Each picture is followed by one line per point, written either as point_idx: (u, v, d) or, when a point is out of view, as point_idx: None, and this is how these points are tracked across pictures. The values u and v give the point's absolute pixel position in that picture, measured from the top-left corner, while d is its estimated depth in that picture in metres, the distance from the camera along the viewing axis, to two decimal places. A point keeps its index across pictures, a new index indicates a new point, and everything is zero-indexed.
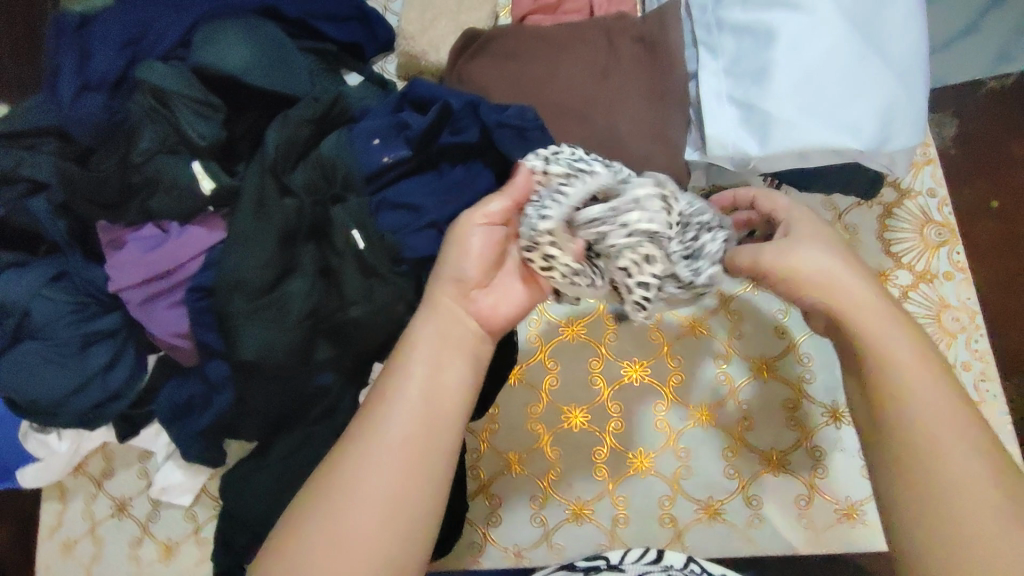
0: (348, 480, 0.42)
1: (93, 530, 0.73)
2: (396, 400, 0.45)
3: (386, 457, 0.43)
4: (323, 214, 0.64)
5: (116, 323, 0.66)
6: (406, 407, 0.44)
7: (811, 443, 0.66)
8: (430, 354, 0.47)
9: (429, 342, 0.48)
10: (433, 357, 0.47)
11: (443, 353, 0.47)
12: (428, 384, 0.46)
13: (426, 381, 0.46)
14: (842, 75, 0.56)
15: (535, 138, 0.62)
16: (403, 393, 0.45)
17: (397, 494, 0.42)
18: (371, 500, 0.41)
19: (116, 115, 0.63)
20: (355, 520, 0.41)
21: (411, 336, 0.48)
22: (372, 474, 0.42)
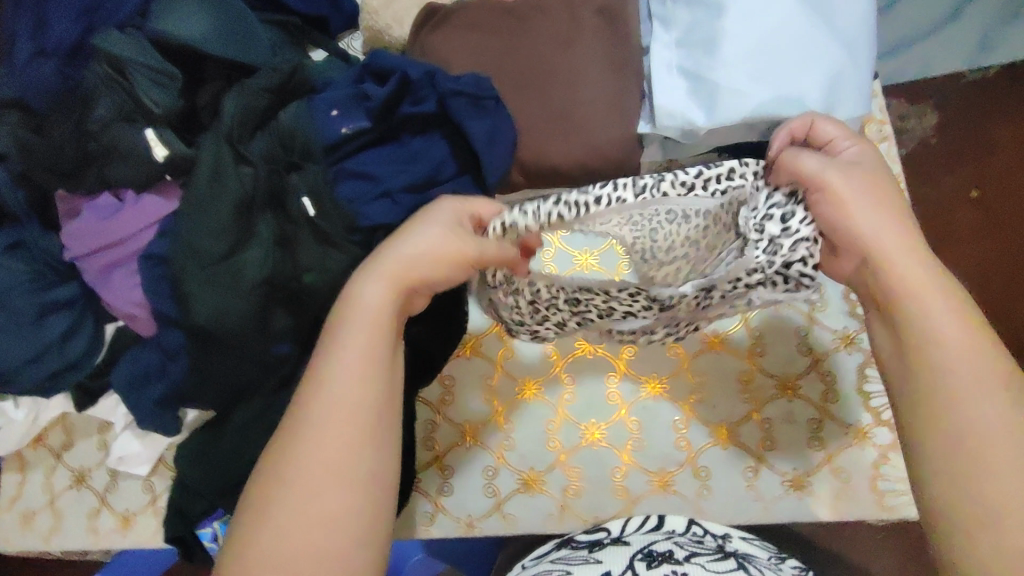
0: (303, 459, 0.39)
1: (52, 501, 0.74)
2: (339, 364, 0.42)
3: (334, 432, 0.40)
4: (279, 183, 0.63)
5: (74, 292, 0.66)
6: (347, 374, 0.42)
7: (761, 415, 0.67)
8: (371, 313, 0.44)
9: (375, 303, 0.44)
10: (379, 322, 0.44)
11: (381, 316, 0.44)
12: (369, 349, 0.43)
13: (371, 337, 0.43)
14: (790, 46, 0.58)
15: (491, 107, 0.63)
16: (342, 362, 0.42)
17: (357, 469, 0.40)
18: (329, 480, 0.39)
19: (71, 81, 0.62)
20: (314, 504, 0.38)
21: (348, 302, 0.44)
22: (319, 451, 0.39)
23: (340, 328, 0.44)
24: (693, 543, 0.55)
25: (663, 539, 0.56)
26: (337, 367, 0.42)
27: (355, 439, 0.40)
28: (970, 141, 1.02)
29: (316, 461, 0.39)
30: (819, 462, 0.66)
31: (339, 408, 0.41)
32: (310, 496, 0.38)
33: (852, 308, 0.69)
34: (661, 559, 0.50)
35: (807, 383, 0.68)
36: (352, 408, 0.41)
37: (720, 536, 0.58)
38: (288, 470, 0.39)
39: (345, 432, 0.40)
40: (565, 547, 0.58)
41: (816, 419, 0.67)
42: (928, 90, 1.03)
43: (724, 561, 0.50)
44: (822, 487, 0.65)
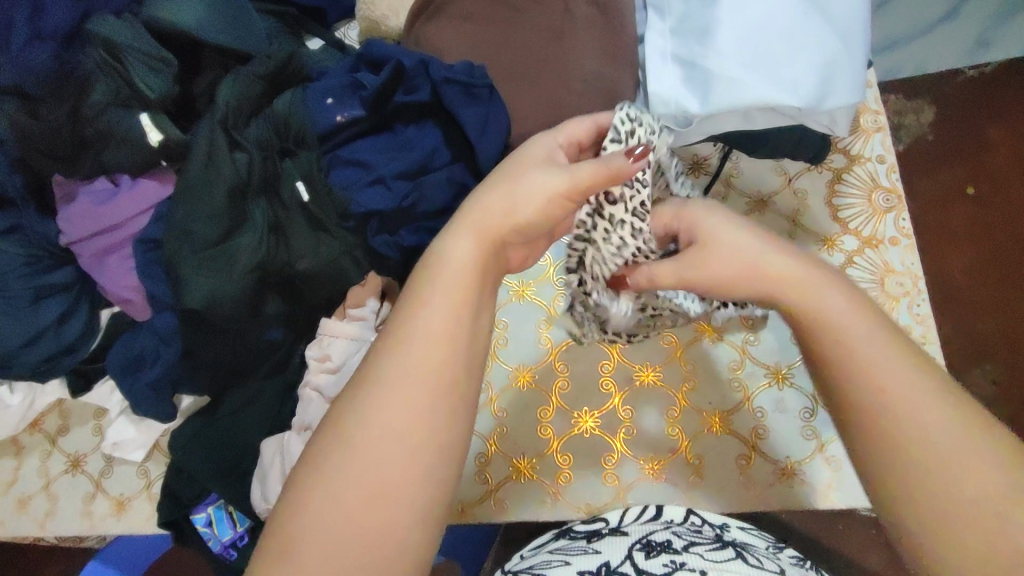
0: (374, 413, 0.35)
1: (47, 485, 0.74)
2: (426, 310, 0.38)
3: (415, 382, 0.36)
4: (273, 169, 0.64)
5: (70, 277, 0.67)
6: (426, 329, 0.37)
7: (753, 403, 0.67)
8: (463, 272, 0.40)
9: (465, 259, 0.40)
10: (462, 282, 0.39)
11: (467, 274, 0.40)
12: (453, 306, 0.38)
13: (462, 295, 0.39)
14: (782, 34, 0.58)
15: (484, 96, 0.63)
16: (423, 319, 0.37)
17: (434, 424, 0.35)
18: (399, 440, 0.34)
19: (67, 65, 0.61)
20: (390, 452, 0.34)
21: (432, 262, 0.40)
22: (393, 409, 0.35)
23: (422, 284, 0.39)
24: (692, 534, 0.54)
25: (661, 530, 0.54)
26: (415, 325, 0.37)
27: (435, 394, 0.36)
28: (965, 139, 1.02)
29: (392, 408, 0.35)
30: (810, 451, 0.66)
31: (423, 357, 0.36)
32: (389, 442, 0.34)
33: None
34: (660, 548, 0.50)
35: (798, 372, 0.68)
36: (437, 361, 0.36)
37: (719, 526, 0.57)
38: (359, 417, 0.35)
39: (424, 387, 0.36)
40: (564, 538, 0.58)
41: (809, 408, 0.67)
42: (926, 87, 1.03)
43: (723, 551, 0.49)
44: (813, 475, 0.65)
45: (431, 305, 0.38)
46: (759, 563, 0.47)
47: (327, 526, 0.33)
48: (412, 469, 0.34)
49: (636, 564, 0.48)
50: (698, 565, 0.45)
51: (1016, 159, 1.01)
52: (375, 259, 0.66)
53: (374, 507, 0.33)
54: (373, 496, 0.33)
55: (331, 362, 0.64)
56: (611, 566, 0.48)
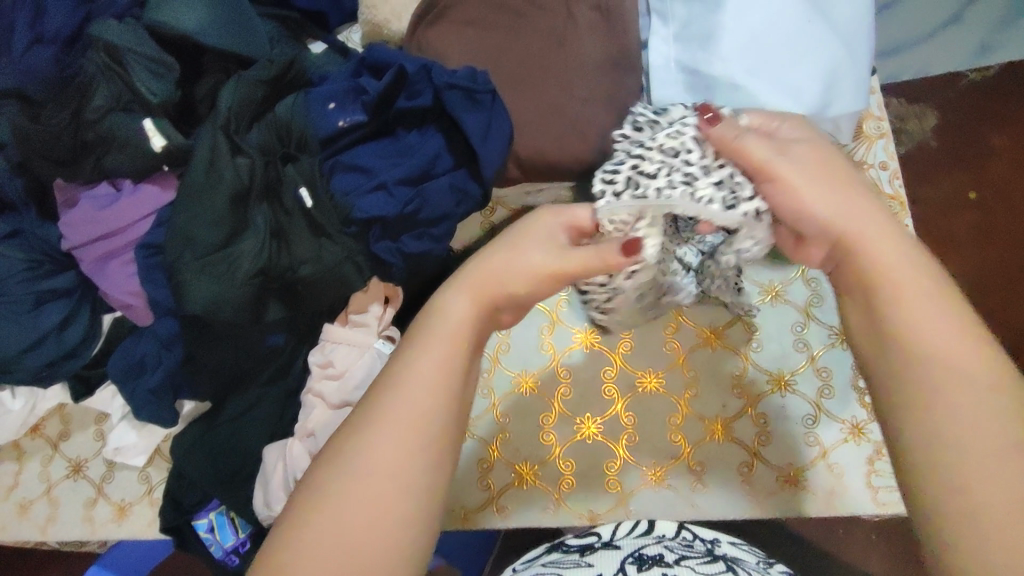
0: (359, 467, 0.34)
1: (49, 490, 0.74)
2: (419, 362, 0.37)
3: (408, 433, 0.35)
4: (275, 175, 0.64)
5: (71, 282, 0.67)
6: (423, 379, 0.36)
7: (756, 410, 0.67)
8: (456, 327, 0.39)
9: (461, 319, 0.39)
10: (459, 337, 0.39)
11: (462, 327, 0.39)
12: (450, 354, 0.38)
13: (452, 349, 0.38)
14: (784, 40, 0.58)
15: (487, 102, 0.63)
16: (420, 367, 0.37)
17: (421, 477, 0.35)
18: (384, 493, 0.34)
19: (66, 69, 0.62)
20: (381, 507, 0.33)
21: (431, 313, 0.40)
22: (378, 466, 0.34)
23: (420, 332, 0.39)
24: (684, 547, 0.53)
25: (653, 543, 0.55)
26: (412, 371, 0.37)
27: (425, 449, 0.35)
28: (966, 144, 1.01)
29: (386, 461, 0.34)
30: (812, 458, 0.66)
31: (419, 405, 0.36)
32: (377, 495, 0.33)
33: None
34: (652, 562, 0.50)
35: (800, 379, 0.67)
36: (432, 409, 0.36)
37: (710, 540, 0.56)
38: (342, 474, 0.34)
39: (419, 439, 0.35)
40: (556, 550, 0.57)
41: (811, 415, 0.66)
42: (928, 92, 1.03)
43: (715, 564, 0.49)
44: (816, 482, 0.65)
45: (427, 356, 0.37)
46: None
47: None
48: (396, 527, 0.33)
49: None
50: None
51: (1019, 164, 1.00)
52: (376, 265, 0.66)
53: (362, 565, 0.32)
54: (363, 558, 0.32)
55: (332, 368, 0.64)
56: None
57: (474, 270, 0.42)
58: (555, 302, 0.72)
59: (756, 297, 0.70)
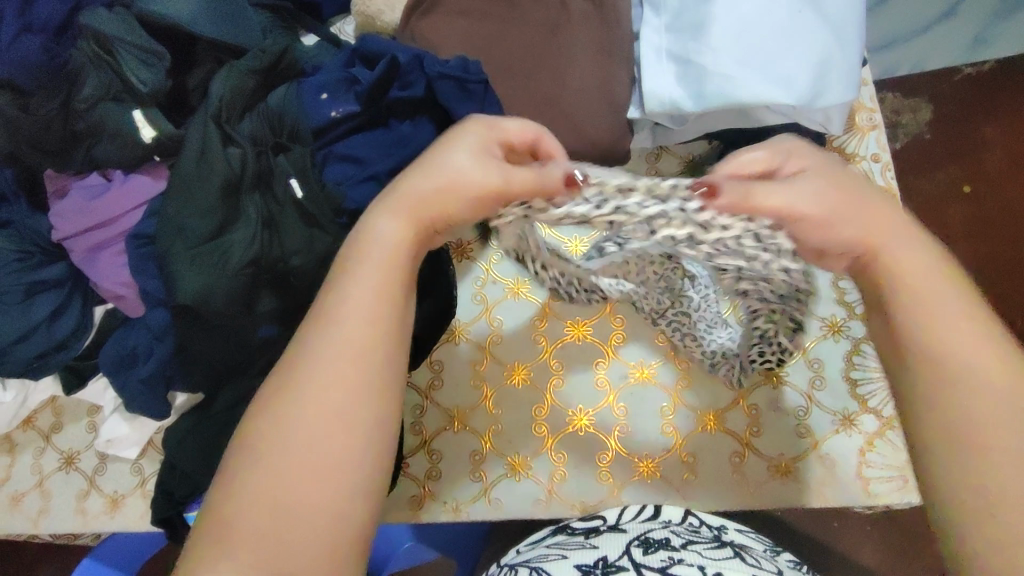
0: (310, 396, 0.37)
1: (41, 482, 0.74)
2: (353, 287, 0.41)
3: (338, 374, 0.38)
4: (266, 165, 0.63)
5: (62, 273, 0.66)
6: (362, 310, 0.40)
7: (748, 401, 0.67)
8: (387, 250, 0.42)
9: (391, 240, 0.43)
10: (389, 258, 0.42)
11: (397, 257, 0.43)
12: (378, 302, 0.40)
13: (386, 272, 0.42)
14: (777, 31, 0.58)
15: (477, 91, 0.62)
16: (355, 299, 0.40)
17: (365, 403, 0.38)
18: (331, 420, 0.37)
19: (56, 58, 0.60)
20: (329, 438, 0.36)
21: (363, 237, 0.43)
22: (322, 390, 0.37)
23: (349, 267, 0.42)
24: (690, 533, 0.54)
25: (659, 528, 0.55)
26: (333, 322, 0.39)
27: (364, 378, 0.38)
28: (961, 137, 1.02)
29: (318, 401, 0.37)
30: (804, 449, 0.66)
31: (349, 347, 0.39)
32: (317, 426, 0.36)
33: (839, 296, 0.69)
34: (658, 545, 0.50)
35: (791, 371, 0.68)
36: (363, 347, 0.39)
37: (716, 527, 0.56)
38: (293, 402, 0.37)
39: (353, 374, 0.38)
40: (562, 533, 0.58)
41: (803, 406, 0.67)
42: (923, 86, 1.03)
43: (722, 550, 0.49)
44: (807, 473, 0.65)
45: (348, 304, 0.40)
46: (757, 563, 0.48)
47: (264, 501, 0.34)
48: (342, 449, 0.36)
49: (635, 558, 0.48)
50: (695, 561, 0.46)
51: (1013, 158, 1.00)
52: None
53: (317, 481, 0.35)
54: (314, 480, 0.35)
55: None
56: (609, 560, 0.48)
57: (389, 204, 0.44)
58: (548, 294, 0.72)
59: None
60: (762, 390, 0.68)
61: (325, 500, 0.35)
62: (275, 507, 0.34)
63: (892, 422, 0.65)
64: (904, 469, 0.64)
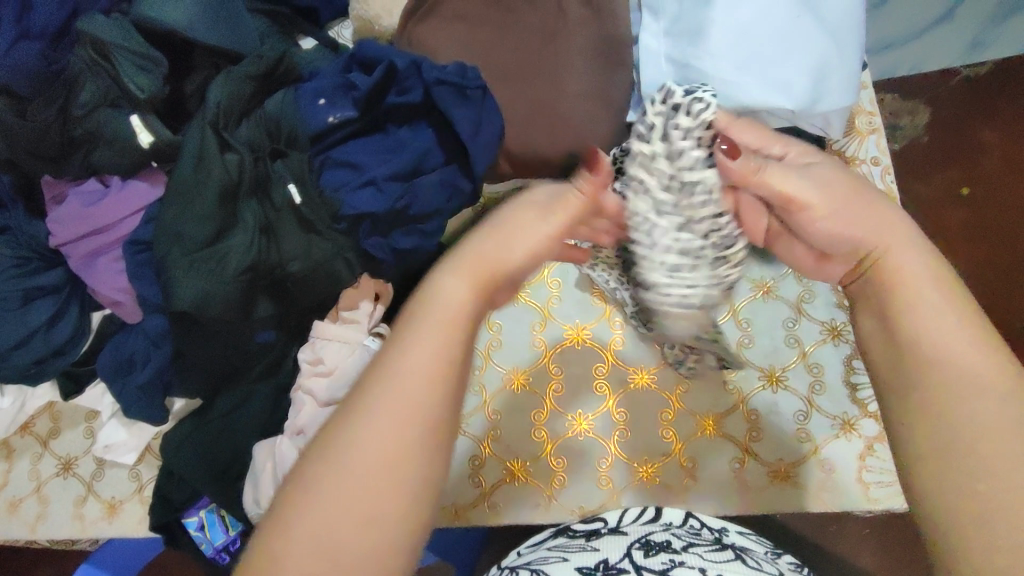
0: (358, 458, 0.32)
1: (38, 488, 0.74)
2: (415, 345, 0.34)
3: (395, 436, 0.32)
4: (264, 171, 0.64)
5: (59, 279, 0.66)
6: (418, 369, 0.34)
7: (747, 406, 0.67)
8: (451, 308, 0.36)
9: (456, 298, 0.37)
10: (453, 321, 0.36)
11: (463, 316, 0.36)
12: (441, 359, 0.34)
13: (445, 335, 0.35)
14: (775, 36, 0.58)
15: (476, 97, 0.62)
16: (413, 358, 0.34)
17: (415, 479, 0.32)
18: (388, 494, 0.31)
19: (54, 64, 0.61)
20: (375, 497, 0.31)
21: (424, 296, 0.37)
22: (370, 448, 0.32)
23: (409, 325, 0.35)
24: (691, 535, 0.53)
25: (660, 531, 0.54)
26: (402, 366, 0.34)
27: (422, 448, 0.33)
28: (960, 139, 1.02)
29: (371, 459, 0.32)
30: (804, 454, 0.66)
31: (408, 404, 0.33)
32: (370, 485, 0.31)
33: (840, 300, 0.69)
34: (659, 548, 0.50)
35: (791, 376, 0.68)
36: (414, 411, 0.33)
37: (717, 530, 0.56)
38: (334, 468, 0.31)
39: (406, 429, 0.32)
40: (562, 535, 0.58)
41: (802, 411, 0.66)
42: (921, 88, 1.03)
43: (722, 552, 0.49)
44: (806, 478, 0.65)
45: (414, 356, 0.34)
46: (757, 565, 0.47)
47: (308, 554, 0.30)
48: (393, 508, 0.32)
49: (636, 561, 0.48)
50: (697, 563, 0.46)
51: (1012, 160, 1.00)
52: (365, 261, 0.66)
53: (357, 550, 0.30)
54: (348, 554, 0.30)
55: (322, 365, 0.63)
56: (609, 562, 0.48)
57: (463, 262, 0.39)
58: (546, 298, 0.72)
59: (746, 293, 0.70)
60: (761, 395, 0.68)
61: (364, 565, 0.30)
62: (305, 569, 0.30)
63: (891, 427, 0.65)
64: None
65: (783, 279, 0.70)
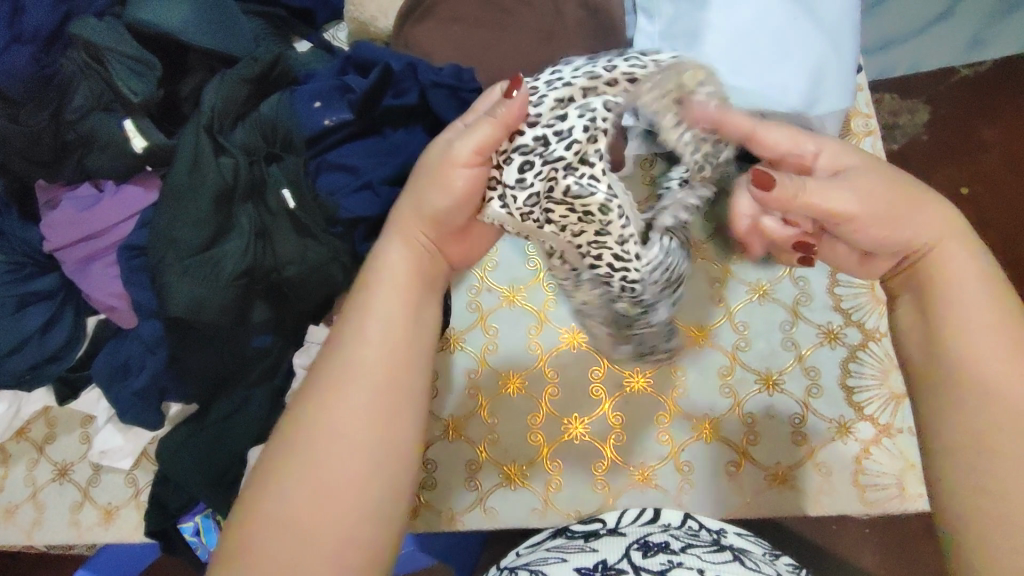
0: (324, 430, 0.39)
1: (34, 494, 0.73)
2: (366, 321, 0.42)
3: (355, 395, 0.40)
4: (259, 174, 0.63)
5: (54, 284, 0.66)
6: (365, 353, 0.41)
7: (744, 409, 0.67)
8: (396, 283, 0.44)
9: (400, 271, 0.45)
10: (401, 283, 0.44)
11: (404, 292, 0.44)
12: (390, 337, 0.42)
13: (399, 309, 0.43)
14: (771, 40, 0.58)
15: (472, 100, 0.62)
16: (368, 335, 0.42)
17: (374, 451, 0.39)
18: (349, 450, 0.38)
19: (45, 70, 0.59)
20: (340, 455, 0.38)
21: (366, 286, 0.44)
22: (339, 415, 0.39)
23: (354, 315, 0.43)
24: (689, 536, 0.53)
25: (659, 531, 0.54)
26: (355, 344, 0.41)
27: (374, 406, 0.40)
28: (958, 138, 1.01)
29: (334, 427, 0.39)
30: (801, 457, 0.65)
31: (364, 371, 0.41)
32: (337, 447, 0.38)
33: (836, 303, 0.69)
34: (658, 548, 0.49)
35: (789, 379, 0.67)
36: (381, 377, 0.40)
37: (716, 530, 0.56)
38: (305, 443, 0.38)
39: (373, 396, 0.40)
40: (561, 536, 0.57)
41: (799, 414, 0.66)
42: (920, 87, 1.03)
43: (720, 553, 0.49)
44: (804, 482, 0.65)
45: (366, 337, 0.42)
46: (756, 566, 0.47)
47: (282, 512, 0.36)
48: (358, 470, 0.38)
49: (634, 562, 0.47)
50: (694, 565, 0.45)
51: (1010, 159, 1.00)
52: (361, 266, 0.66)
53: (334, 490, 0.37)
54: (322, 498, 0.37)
55: None
56: (608, 563, 0.48)
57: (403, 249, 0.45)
58: (543, 302, 0.71)
59: (743, 296, 0.70)
60: (757, 398, 0.67)
61: (322, 551, 0.36)
62: (283, 535, 0.36)
63: (887, 430, 0.65)
64: (899, 477, 0.64)
65: (780, 281, 0.70)
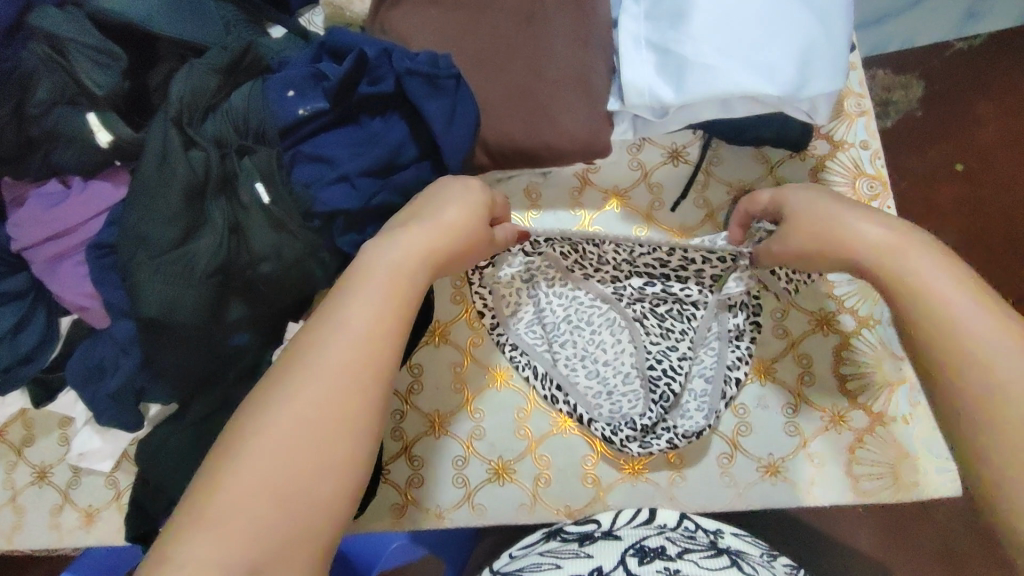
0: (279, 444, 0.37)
1: (13, 498, 0.72)
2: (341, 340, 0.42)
3: (327, 417, 0.39)
4: (231, 168, 0.60)
5: (23, 284, 0.63)
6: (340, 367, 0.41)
7: (735, 401, 0.66)
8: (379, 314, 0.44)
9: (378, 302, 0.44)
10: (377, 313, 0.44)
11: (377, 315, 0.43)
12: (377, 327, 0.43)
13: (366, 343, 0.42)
14: (757, 19, 0.57)
15: (449, 87, 0.61)
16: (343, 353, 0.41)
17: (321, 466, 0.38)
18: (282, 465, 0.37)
19: (4, 63, 0.56)
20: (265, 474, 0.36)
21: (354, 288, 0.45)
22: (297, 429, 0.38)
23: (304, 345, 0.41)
24: (686, 539, 0.52)
25: (654, 534, 0.53)
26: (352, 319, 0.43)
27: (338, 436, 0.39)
28: (954, 114, 0.99)
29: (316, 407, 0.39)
30: (792, 449, 0.65)
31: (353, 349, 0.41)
32: (285, 446, 0.37)
33: (828, 290, 0.67)
34: (653, 555, 0.48)
35: (780, 366, 0.66)
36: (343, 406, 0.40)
37: (713, 531, 0.54)
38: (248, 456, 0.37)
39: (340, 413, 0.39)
40: (554, 539, 0.56)
41: (791, 404, 0.65)
42: (916, 61, 1.00)
43: (718, 558, 0.47)
44: (795, 474, 0.64)
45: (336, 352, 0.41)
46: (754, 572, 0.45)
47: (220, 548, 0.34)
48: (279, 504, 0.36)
49: (629, 569, 0.46)
50: None
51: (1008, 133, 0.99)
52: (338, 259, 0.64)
53: (278, 517, 0.36)
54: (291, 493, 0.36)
55: None
56: (603, 570, 0.46)
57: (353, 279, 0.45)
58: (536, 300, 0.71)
59: None
60: (749, 389, 0.66)
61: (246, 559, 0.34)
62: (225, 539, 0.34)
63: (879, 417, 0.65)
64: (893, 466, 0.64)
65: None
